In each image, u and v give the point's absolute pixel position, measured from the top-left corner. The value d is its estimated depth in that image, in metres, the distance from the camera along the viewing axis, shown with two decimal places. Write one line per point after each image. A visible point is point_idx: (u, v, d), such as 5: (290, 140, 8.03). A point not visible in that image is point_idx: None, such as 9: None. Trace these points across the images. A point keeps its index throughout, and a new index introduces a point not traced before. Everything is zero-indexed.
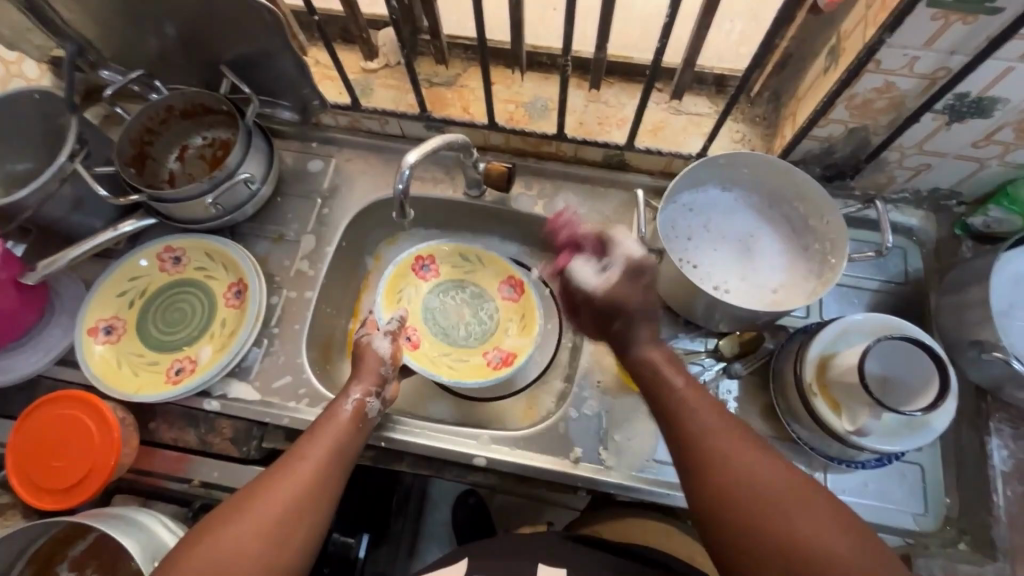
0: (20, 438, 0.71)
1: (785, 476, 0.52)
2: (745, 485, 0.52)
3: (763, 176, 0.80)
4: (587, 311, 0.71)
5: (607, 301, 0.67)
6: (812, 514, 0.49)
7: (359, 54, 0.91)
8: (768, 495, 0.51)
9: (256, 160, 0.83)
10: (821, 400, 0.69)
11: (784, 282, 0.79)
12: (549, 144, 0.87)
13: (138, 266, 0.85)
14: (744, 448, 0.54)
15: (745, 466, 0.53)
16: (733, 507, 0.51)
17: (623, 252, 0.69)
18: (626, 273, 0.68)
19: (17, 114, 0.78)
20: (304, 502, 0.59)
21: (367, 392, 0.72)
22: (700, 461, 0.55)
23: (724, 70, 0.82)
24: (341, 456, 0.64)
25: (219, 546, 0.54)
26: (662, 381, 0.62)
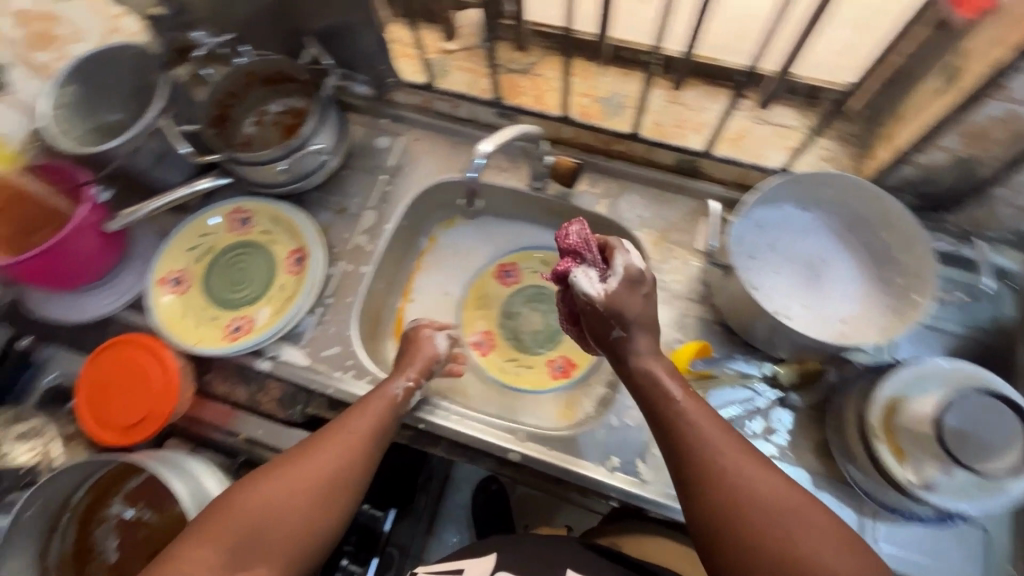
0: (91, 373, 0.76)
1: (786, 490, 0.51)
2: (750, 496, 0.51)
3: (848, 200, 0.75)
4: (588, 322, 0.64)
5: (606, 314, 0.62)
6: (812, 526, 0.49)
7: (439, 34, 0.90)
8: (772, 508, 0.50)
9: (329, 130, 0.84)
10: (885, 445, 0.64)
11: (855, 314, 0.74)
12: (620, 143, 0.85)
13: (208, 224, 0.88)
14: (747, 460, 0.53)
15: (749, 477, 0.52)
16: (737, 517, 0.50)
17: (627, 260, 0.63)
18: (628, 283, 0.62)
19: (116, 67, 0.82)
20: (339, 479, 0.58)
21: (417, 381, 0.72)
22: (703, 471, 0.53)
23: (819, 81, 0.76)
24: (381, 436, 0.64)
25: (253, 510, 0.54)
26: (658, 389, 0.60)
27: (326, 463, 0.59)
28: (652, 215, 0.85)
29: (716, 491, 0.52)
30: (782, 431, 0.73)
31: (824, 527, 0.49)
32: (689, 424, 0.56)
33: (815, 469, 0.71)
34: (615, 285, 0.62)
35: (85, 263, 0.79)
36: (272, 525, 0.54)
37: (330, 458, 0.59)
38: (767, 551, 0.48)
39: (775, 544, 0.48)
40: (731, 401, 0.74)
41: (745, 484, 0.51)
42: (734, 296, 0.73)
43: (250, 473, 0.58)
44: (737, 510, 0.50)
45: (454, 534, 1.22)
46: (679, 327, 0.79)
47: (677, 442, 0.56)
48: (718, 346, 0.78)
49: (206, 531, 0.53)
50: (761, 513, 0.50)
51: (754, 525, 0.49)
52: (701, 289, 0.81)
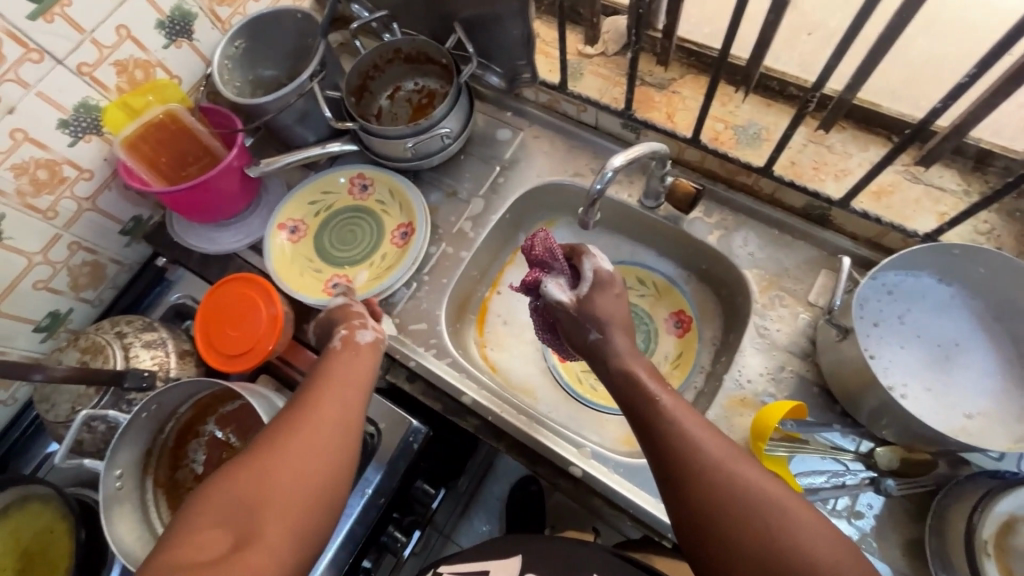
0: (210, 302, 0.83)
1: (773, 485, 0.50)
2: (737, 494, 0.49)
3: (1004, 284, 0.67)
4: (566, 328, 0.69)
5: (579, 318, 0.67)
6: (802, 518, 0.47)
7: (581, 36, 0.91)
8: (759, 504, 0.48)
9: (458, 115, 0.86)
10: (993, 563, 0.58)
11: (985, 411, 0.66)
12: (747, 175, 0.80)
13: (332, 185, 0.94)
14: (732, 456, 0.52)
15: (737, 473, 0.50)
16: (724, 515, 0.49)
17: (598, 264, 0.68)
18: (597, 287, 0.67)
19: (281, 29, 0.89)
20: (334, 432, 0.57)
21: (354, 326, 0.71)
22: (689, 467, 0.52)
23: (996, 146, 0.69)
24: (360, 381, 0.64)
25: (250, 480, 0.52)
26: (637, 389, 0.59)
27: (317, 422, 0.57)
28: (766, 256, 0.80)
29: (702, 487, 0.51)
30: (869, 516, 0.67)
31: (810, 520, 0.47)
32: (673, 420, 0.55)
33: (899, 567, 0.65)
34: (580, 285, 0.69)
35: (224, 201, 0.86)
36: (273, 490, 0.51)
37: (321, 413, 0.58)
38: (755, 546, 0.47)
39: (765, 539, 0.47)
40: (817, 470, 0.69)
41: (732, 480, 0.50)
42: (845, 362, 0.67)
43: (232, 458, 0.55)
44: (724, 509, 0.49)
45: (484, 523, 1.21)
46: (773, 380, 0.74)
47: (661, 442, 0.55)
48: (813, 409, 0.73)
49: (198, 512, 0.50)
50: (750, 511, 0.48)
51: (747, 525, 0.48)
52: (806, 344, 0.75)
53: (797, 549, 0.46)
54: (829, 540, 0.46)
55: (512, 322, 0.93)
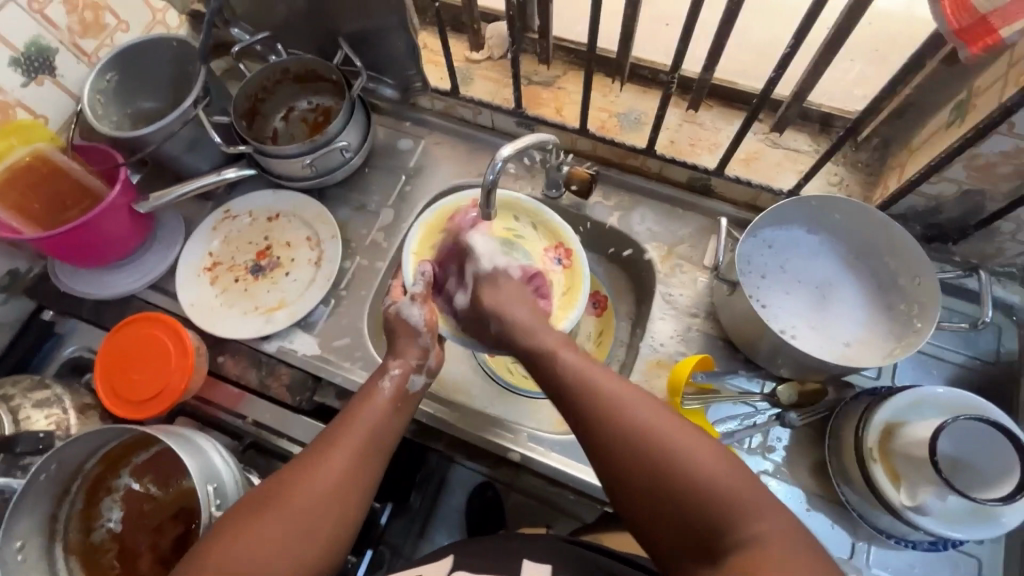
0: (109, 347, 0.79)
1: (673, 422, 0.52)
2: (638, 436, 0.52)
3: (856, 227, 0.76)
4: (471, 326, 0.74)
5: (477, 314, 0.72)
6: (699, 447, 0.50)
7: (466, 43, 0.95)
8: (658, 443, 0.51)
9: (355, 128, 0.87)
10: (879, 468, 0.66)
11: (861, 338, 0.75)
12: (636, 158, 0.87)
13: (536, 235, 0.85)
14: (667, 425, 0.52)
15: (638, 418, 0.53)
16: (630, 464, 0.51)
17: (476, 268, 0.75)
18: (482, 284, 0.73)
19: (156, 57, 0.86)
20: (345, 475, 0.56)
21: (407, 368, 0.67)
22: (594, 424, 0.54)
23: (834, 109, 0.79)
24: (383, 433, 0.61)
25: (249, 544, 0.51)
26: (549, 359, 0.62)
27: (326, 478, 0.55)
28: (661, 229, 0.86)
29: (607, 435, 0.53)
30: (779, 448, 0.74)
31: (706, 446, 0.51)
32: (587, 382, 0.57)
33: (811, 488, 0.72)
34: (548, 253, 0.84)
35: (113, 241, 0.81)
36: (257, 558, 0.50)
37: (331, 469, 0.56)
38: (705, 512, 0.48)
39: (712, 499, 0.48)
40: (729, 415, 0.76)
41: (631, 424, 0.53)
42: (737, 313, 0.74)
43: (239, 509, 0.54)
44: (628, 455, 0.52)
45: (446, 538, 1.15)
46: (682, 340, 0.81)
47: (584, 407, 0.56)
48: (721, 362, 0.79)
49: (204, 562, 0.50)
50: (684, 467, 0.49)
51: (648, 465, 0.50)
52: (707, 304, 0.82)
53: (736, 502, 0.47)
54: (733, 470, 0.49)
55: None
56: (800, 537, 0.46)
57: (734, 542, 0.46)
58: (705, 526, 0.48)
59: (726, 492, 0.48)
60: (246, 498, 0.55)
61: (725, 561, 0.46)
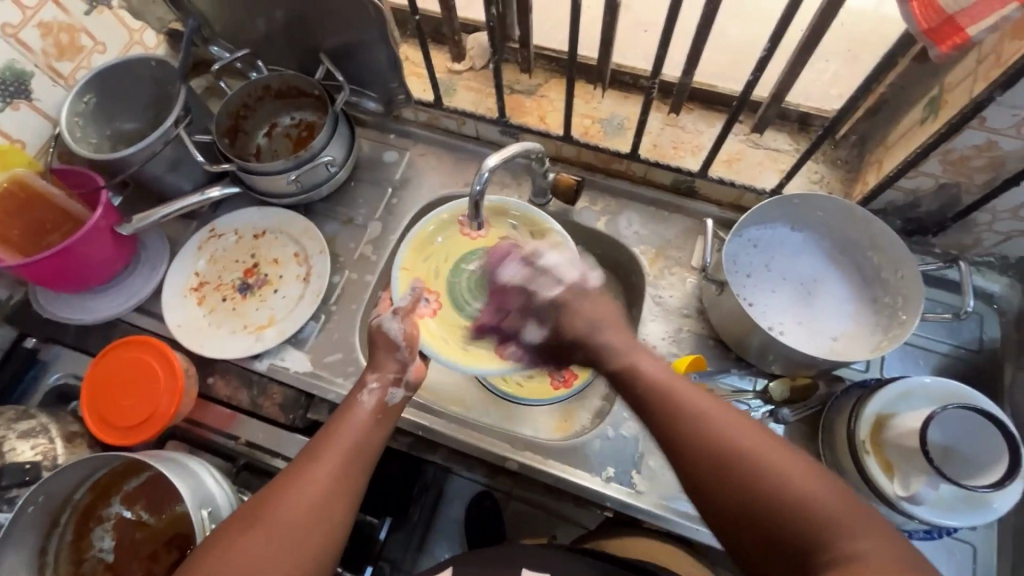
0: (96, 373, 0.78)
1: (755, 434, 0.51)
2: (718, 451, 0.50)
3: (838, 223, 0.78)
4: (559, 353, 0.68)
5: (559, 344, 0.67)
6: (782, 461, 0.49)
7: (447, 54, 0.95)
8: (740, 457, 0.49)
9: (339, 143, 0.87)
10: (873, 459, 0.66)
11: (847, 332, 0.76)
12: (620, 162, 0.88)
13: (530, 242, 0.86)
14: (756, 439, 0.50)
15: (719, 430, 0.51)
16: (713, 480, 0.50)
17: (546, 296, 0.67)
18: (560, 311, 0.65)
19: (135, 78, 0.85)
20: (327, 492, 0.55)
21: (386, 381, 0.65)
22: (675, 438, 0.53)
23: (811, 108, 0.81)
24: (365, 445, 0.60)
25: (236, 559, 0.50)
26: (631, 376, 0.58)
27: (309, 492, 0.54)
28: (649, 232, 0.87)
29: (690, 450, 0.51)
30: None
31: (789, 459, 0.49)
32: (667, 395, 0.55)
33: None
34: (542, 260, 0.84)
35: (97, 265, 0.80)
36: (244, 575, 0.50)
37: (313, 484, 0.55)
38: (797, 528, 0.46)
39: (805, 516, 0.46)
40: None
41: (715, 436, 0.51)
42: (727, 312, 0.75)
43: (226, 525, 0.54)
44: (712, 471, 0.50)
45: (446, 551, 1.15)
46: (674, 341, 0.81)
47: (669, 420, 0.54)
48: (713, 361, 0.80)
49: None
50: (776, 483, 0.48)
51: (733, 481, 0.49)
52: (697, 305, 0.83)
53: (827, 518, 0.46)
54: (821, 484, 0.48)
55: None
56: (899, 550, 0.45)
57: (830, 560, 0.45)
58: (796, 541, 0.46)
59: (816, 507, 0.46)
60: (232, 516, 0.55)
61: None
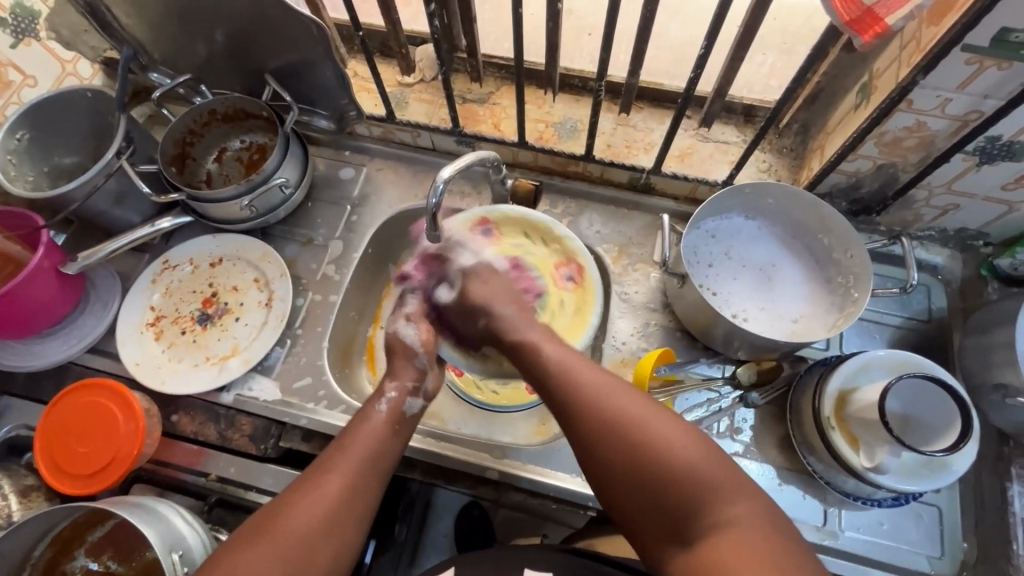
0: (49, 422, 0.74)
1: (646, 408, 0.53)
2: (611, 421, 0.52)
3: (788, 208, 0.81)
4: (460, 324, 0.72)
5: (464, 309, 0.70)
6: (667, 429, 0.51)
7: (396, 68, 0.95)
8: (632, 425, 0.51)
9: (292, 164, 0.85)
10: (838, 434, 0.69)
11: (806, 313, 0.79)
12: (576, 164, 0.89)
13: (547, 253, 0.81)
14: (645, 412, 0.52)
15: (611, 402, 0.53)
16: (603, 447, 0.52)
17: (459, 267, 0.73)
18: (470, 278, 0.71)
19: (71, 111, 0.82)
20: (338, 510, 0.53)
21: (405, 391, 0.65)
22: (572, 409, 0.55)
23: (753, 100, 0.84)
24: (381, 456, 0.59)
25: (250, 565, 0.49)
26: (536, 353, 0.61)
27: (323, 503, 0.53)
28: (610, 230, 0.88)
29: (585, 422, 0.54)
30: (746, 428, 0.77)
31: (675, 430, 0.51)
32: (563, 373, 0.57)
33: (780, 463, 0.75)
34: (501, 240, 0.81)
35: (43, 309, 0.77)
36: None
37: (327, 495, 0.53)
38: (679, 497, 0.48)
39: (688, 484, 0.48)
40: (697, 404, 0.77)
41: (606, 410, 0.53)
42: (690, 304, 0.77)
43: (230, 542, 0.51)
44: (606, 441, 0.52)
45: None
46: (643, 336, 0.82)
47: (566, 399, 0.56)
48: (682, 352, 0.82)
49: None
50: (659, 455, 0.49)
51: (623, 451, 0.51)
52: (662, 299, 0.84)
53: (705, 486, 0.48)
54: (705, 452, 0.50)
55: None
56: (768, 513, 0.47)
57: (706, 523, 0.47)
58: (674, 507, 0.48)
59: (695, 472, 0.48)
60: (242, 525, 0.53)
61: (698, 542, 0.46)
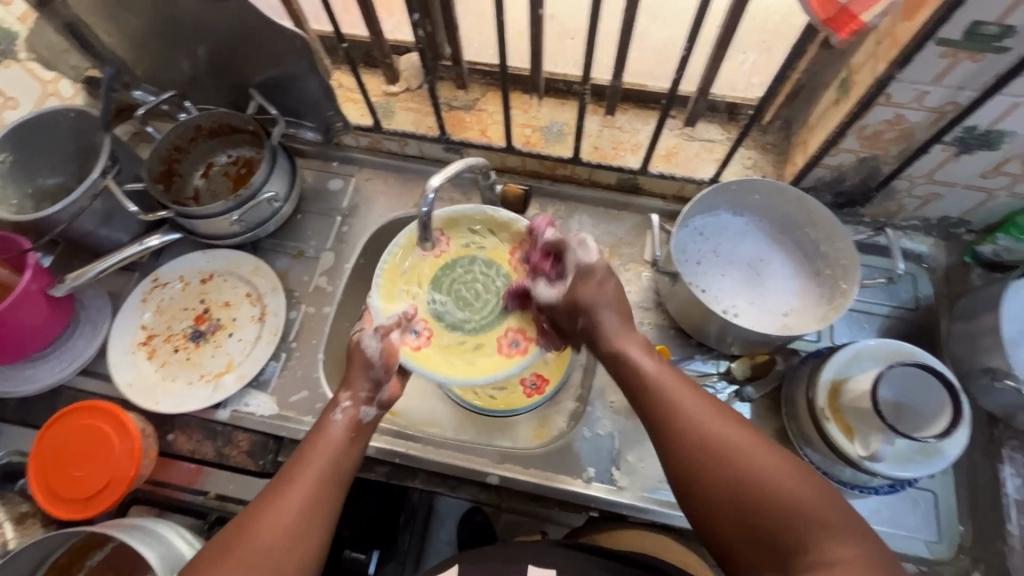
0: (43, 447, 0.73)
1: (746, 435, 0.52)
2: (709, 448, 0.52)
3: (774, 204, 0.82)
4: (560, 318, 0.69)
5: (569, 305, 0.66)
6: (771, 459, 0.50)
7: (381, 77, 0.95)
8: (733, 453, 0.51)
9: (280, 177, 0.85)
10: (833, 425, 0.70)
11: (796, 306, 0.80)
12: (564, 167, 0.90)
13: (497, 242, 0.82)
14: (747, 440, 0.52)
15: (708, 427, 0.53)
16: (701, 479, 0.52)
17: (575, 260, 0.65)
18: (581, 276, 0.64)
19: (54, 131, 0.81)
20: (305, 515, 0.54)
21: (358, 401, 0.63)
22: (667, 434, 0.55)
23: (736, 99, 0.85)
24: (344, 460, 0.59)
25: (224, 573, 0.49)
26: (628, 364, 0.61)
27: (289, 508, 0.53)
28: (600, 232, 0.89)
29: (681, 444, 0.54)
30: None
31: (775, 464, 0.50)
32: (661, 390, 0.57)
33: None
34: (448, 244, 0.82)
35: (32, 332, 0.76)
36: None
37: (294, 499, 0.54)
38: (785, 529, 0.47)
39: (792, 516, 0.47)
40: None
41: (703, 434, 0.53)
42: (683, 301, 0.77)
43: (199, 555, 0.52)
44: (707, 464, 0.52)
45: None
46: None
47: (660, 418, 0.56)
48: (677, 350, 0.82)
49: None
50: (765, 485, 0.49)
51: (724, 480, 0.50)
52: (654, 297, 0.85)
53: (812, 519, 0.47)
54: (812, 489, 0.49)
55: None
56: (875, 551, 0.46)
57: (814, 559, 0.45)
58: (780, 540, 0.47)
59: (802, 505, 0.47)
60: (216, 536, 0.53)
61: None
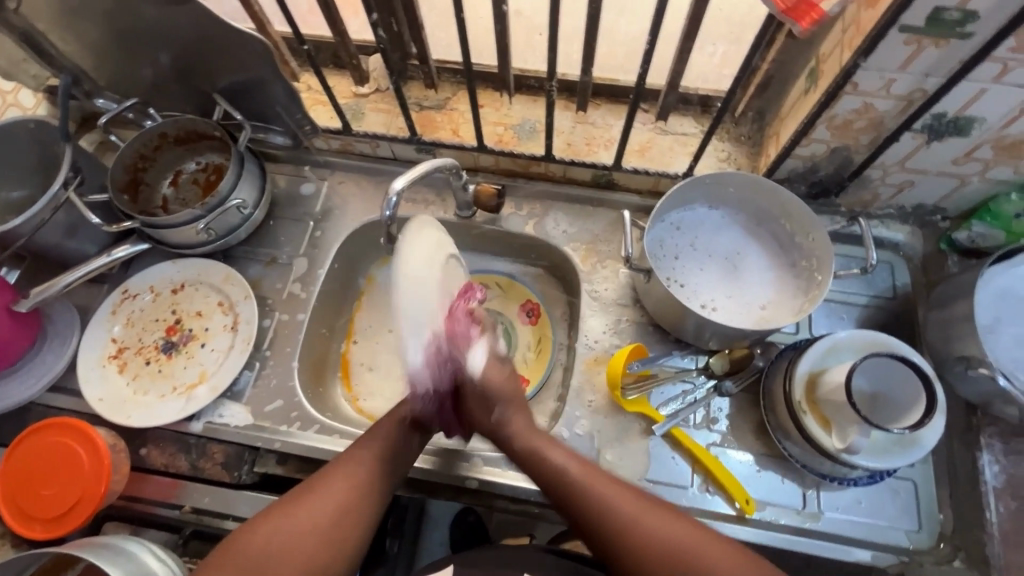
0: (12, 466, 0.72)
1: (677, 527, 0.58)
2: (645, 548, 0.57)
3: (749, 196, 0.81)
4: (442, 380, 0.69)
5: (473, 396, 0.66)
6: (700, 545, 0.57)
7: (350, 79, 0.93)
8: (667, 548, 0.57)
9: (249, 184, 0.84)
10: (810, 417, 0.69)
11: (773, 299, 0.79)
12: (538, 165, 0.89)
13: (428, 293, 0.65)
14: (678, 532, 0.57)
15: (643, 530, 0.58)
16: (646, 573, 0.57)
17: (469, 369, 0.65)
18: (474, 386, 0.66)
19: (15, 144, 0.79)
20: (343, 507, 0.61)
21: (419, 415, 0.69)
22: (609, 538, 0.59)
23: (709, 91, 0.84)
24: (389, 463, 0.66)
25: (257, 546, 0.58)
26: (547, 465, 0.64)
27: (323, 500, 0.61)
28: (576, 230, 0.88)
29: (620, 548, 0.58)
30: (722, 418, 0.77)
31: (706, 543, 0.57)
32: (591, 496, 0.61)
33: (756, 450, 0.75)
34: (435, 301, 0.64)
35: None
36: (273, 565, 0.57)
37: (333, 495, 0.62)
38: None
39: None
40: (670, 397, 0.78)
41: (639, 536, 0.58)
42: (659, 297, 0.77)
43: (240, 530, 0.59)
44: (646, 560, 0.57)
45: None
46: (615, 333, 0.82)
47: (597, 527, 0.60)
48: (655, 346, 0.82)
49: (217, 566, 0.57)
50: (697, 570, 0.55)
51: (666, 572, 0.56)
52: (631, 294, 0.84)
53: None
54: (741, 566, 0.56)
55: (378, 366, 0.91)
56: None
57: None
58: None
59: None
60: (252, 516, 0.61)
61: None
